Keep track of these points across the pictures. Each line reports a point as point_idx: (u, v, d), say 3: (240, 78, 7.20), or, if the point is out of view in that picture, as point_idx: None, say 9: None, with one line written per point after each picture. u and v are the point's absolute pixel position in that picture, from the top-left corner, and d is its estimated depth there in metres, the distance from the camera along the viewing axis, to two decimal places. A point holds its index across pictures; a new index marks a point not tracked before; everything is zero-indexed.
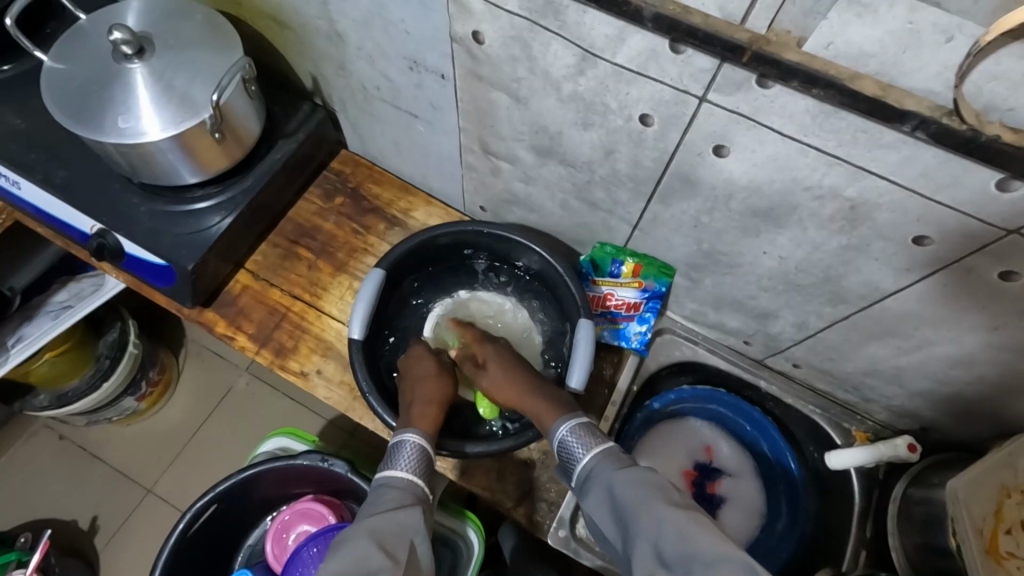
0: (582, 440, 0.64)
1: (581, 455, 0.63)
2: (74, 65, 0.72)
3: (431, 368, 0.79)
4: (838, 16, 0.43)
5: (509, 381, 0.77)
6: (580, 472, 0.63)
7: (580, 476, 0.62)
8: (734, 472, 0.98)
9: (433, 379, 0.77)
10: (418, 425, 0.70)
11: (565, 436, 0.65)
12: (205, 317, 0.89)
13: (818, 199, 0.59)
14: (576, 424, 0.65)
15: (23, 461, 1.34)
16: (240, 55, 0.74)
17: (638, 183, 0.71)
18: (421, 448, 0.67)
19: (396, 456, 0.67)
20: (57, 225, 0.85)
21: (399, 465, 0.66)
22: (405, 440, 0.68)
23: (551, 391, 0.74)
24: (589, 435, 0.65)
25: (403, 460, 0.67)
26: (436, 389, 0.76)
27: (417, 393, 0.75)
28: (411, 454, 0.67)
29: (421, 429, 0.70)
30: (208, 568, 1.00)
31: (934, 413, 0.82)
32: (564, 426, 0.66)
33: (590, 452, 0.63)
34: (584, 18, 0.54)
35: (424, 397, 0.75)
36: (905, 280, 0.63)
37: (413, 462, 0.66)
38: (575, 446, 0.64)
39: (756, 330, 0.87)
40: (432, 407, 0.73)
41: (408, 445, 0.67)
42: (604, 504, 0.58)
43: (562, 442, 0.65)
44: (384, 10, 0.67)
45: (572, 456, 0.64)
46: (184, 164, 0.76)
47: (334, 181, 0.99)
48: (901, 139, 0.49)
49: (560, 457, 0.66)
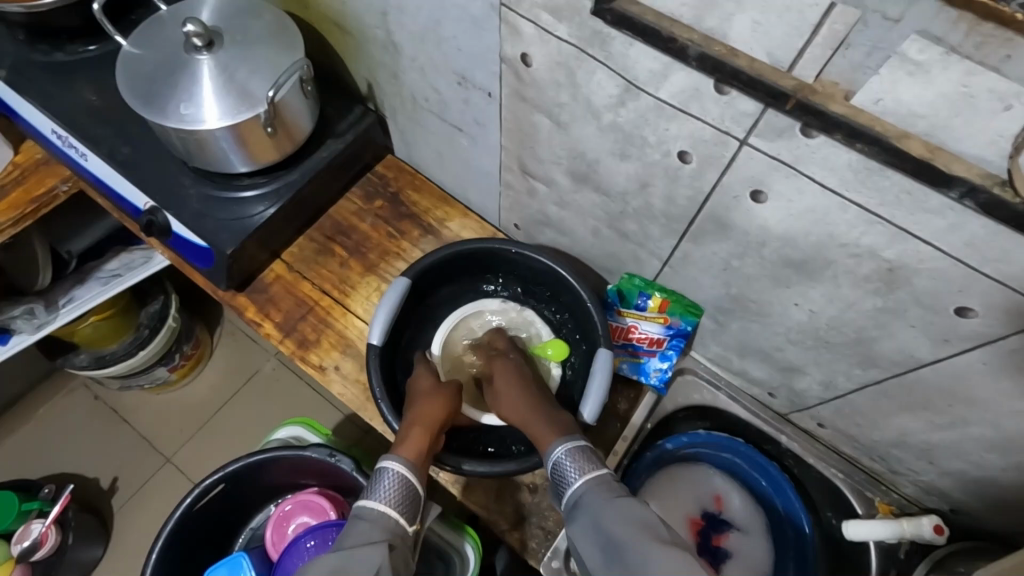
0: (576, 463, 0.62)
1: (573, 478, 0.61)
2: (148, 51, 0.77)
3: (428, 388, 0.78)
4: (889, 72, 0.42)
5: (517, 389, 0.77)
6: (570, 496, 0.61)
7: (569, 501, 0.60)
8: (744, 527, 0.93)
9: (433, 399, 0.76)
10: (400, 452, 0.67)
11: (560, 458, 0.63)
12: (237, 301, 0.92)
13: (855, 257, 0.57)
14: (572, 447, 0.63)
15: (58, 415, 1.41)
16: (300, 57, 0.77)
17: (671, 219, 0.70)
18: (401, 478, 0.64)
19: (374, 485, 0.64)
20: (114, 197, 0.90)
21: (376, 495, 0.63)
22: (385, 468, 0.65)
23: (554, 411, 0.72)
24: (586, 460, 0.62)
25: (382, 490, 0.63)
26: (436, 411, 0.74)
27: (415, 411, 0.73)
28: (390, 483, 0.64)
29: (405, 454, 0.67)
30: (207, 545, 1.02)
31: (965, 496, 0.77)
32: (560, 448, 0.64)
33: (582, 476, 0.61)
34: (630, 50, 0.54)
35: (419, 416, 0.72)
36: (943, 351, 0.60)
37: (391, 493, 0.63)
38: (569, 469, 0.62)
39: (781, 383, 0.84)
40: (418, 429, 0.70)
41: (389, 474, 0.64)
42: (590, 531, 0.55)
43: (556, 463, 0.63)
44: (438, 26, 0.69)
45: (563, 479, 0.62)
46: (236, 153, 0.80)
47: (376, 184, 1.01)
48: (947, 206, 0.47)
49: (552, 479, 0.64)
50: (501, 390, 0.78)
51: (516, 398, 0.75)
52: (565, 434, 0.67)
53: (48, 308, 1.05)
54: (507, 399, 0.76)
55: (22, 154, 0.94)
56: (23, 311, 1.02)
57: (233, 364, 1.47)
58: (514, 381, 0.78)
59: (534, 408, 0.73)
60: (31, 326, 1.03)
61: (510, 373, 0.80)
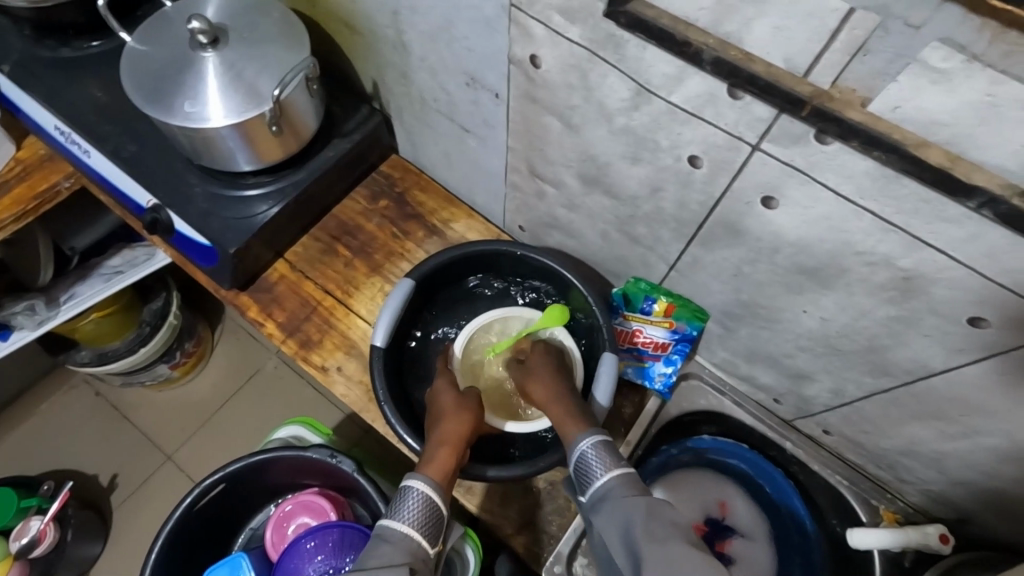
0: (603, 459, 0.62)
1: (597, 472, 0.61)
2: (153, 48, 0.76)
3: (450, 403, 0.75)
4: (910, 80, 0.41)
5: (543, 379, 0.76)
6: (594, 488, 0.60)
7: (594, 496, 0.60)
8: (748, 534, 0.92)
9: (459, 417, 0.73)
10: (426, 471, 0.65)
11: (586, 452, 0.63)
12: (241, 300, 0.91)
13: (869, 265, 0.56)
14: (598, 441, 0.63)
15: (58, 411, 1.40)
16: (306, 55, 0.76)
17: (681, 223, 0.70)
18: (426, 499, 0.63)
19: (399, 506, 0.63)
20: (117, 194, 0.89)
21: (400, 517, 0.62)
22: (410, 487, 0.63)
23: (578, 403, 0.72)
24: (610, 455, 0.62)
25: (406, 511, 0.62)
26: (463, 429, 0.71)
27: (439, 431, 0.71)
28: (415, 503, 0.62)
29: (431, 476, 0.65)
30: (209, 545, 1.02)
31: (974, 505, 0.76)
32: (584, 440, 0.64)
33: (609, 472, 0.60)
34: (644, 53, 0.54)
35: (446, 436, 0.70)
36: (956, 361, 0.59)
37: (416, 514, 0.62)
38: (593, 461, 0.62)
39: (788, 389, 0.83)
40: (447, 448, 0.68)
41: (413, 494, 0.63)
42: (614, 522, 0.56)
43: (581, 455, 0.63)
44: (448, 26, 0.69)
45: (588, 473, 0.62)
46: (241, 152, 0.79)
47: (382, 184, 1.01)
48: (966, 215, 0.46)
49: (576, 471, 0.63)
50: (535, 372, 0.78)
51: (545, 388, 0.75)
52: (587, 426, 0.67)
53: (48, 304, 1.04)
54: (536, 386, 0.76)
55: (25, 150, 0.94)
56: (24, 307, 1.02)
57: (235, 362, 1.46)
58: (548, 367, 0.78)
59: (563, 396, 0.73)
60: (32, 322, 1.02)
61: (548, 360, 0.80)
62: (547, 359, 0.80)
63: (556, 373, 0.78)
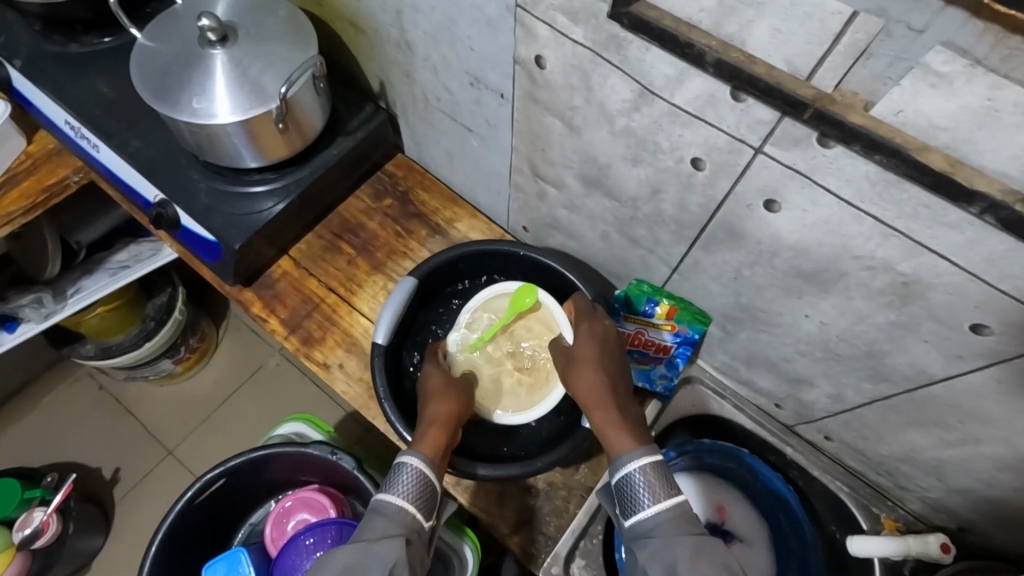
0: (652, 487, 0.59)
1: (646, 502, 0.58)
2: (163, 44, 0.77)
3: (439, 387, 0.75)
4: (910, 84, 0.41)
5: (594, 373, 0.70)
6: (637, 518, 0.58)
7: (640, 524, 0.58)
8: (746, 538, 0.91)
9: (446, 399, 0.73)
10: (419, 447, 0.66)
11: (634, 476, 0.60)
12: (244, 296, 0.92)
13: (869, 269, 0.56)
14: (650, 466, 0.60)
15: (62, 403, 1.41)
16: (313, 53, 0.77)
17: (682, 226, 0.70)
18: (419, 472, 0.63)
19: (393, 480, 0.63)
20: (124, 189, 0.90)
21: (394, 490, 0.62)
22: (404, 461, 0.63)
23: (628, 408, 0.68)
24: (661, 484, 0.59)
25: (401, 484, 0.62)
26: (451, 407, 0.72)
27: (429, 411, 0.71)
28: (409, 478, 0.62)
29: (423, 452, 0.65)
30: (208, 539, 1.02)
31: (974, 514, 0.76)
32: (634, 463, 0.60)
33: (658, 503, 0.58)
34: (646, 55, 0.54)
35: (437, 416, 0.70)
36: (956, 368, 0.59)
37: (410, 488, 0.62)
38: (641, 491, 0.59)
39: (788, 394, 0.83)
40: (438, 428, 0.69)
41: (407, 469, 0.63)
42: (661, 560, 0.54)
43: (628, 479, 0.60)
44: (453, 26, 0.69)
45: (635, 499, 0.59)
46: (247, 148, 0.80)
47: (386, 183, 1.01)
48: (966, 220, 0.46)
49: (620, 492, 0.61)
50: (581, 363, 0.72)
51: (596, 384, 0.69)
52: (638, 441, 0.64)
53: (55, 297, 1.05)
54: (585, 381, 0.70)
55: (35, 144, 0.95)
56: (30, 300, 1.03)
57: (239, 358, 1.47)
58: (595, 358, 0.72)
59: (609, 398, 0.68)
60: (38, 314, 1.03)
61: (597, 343, 0.73)
62: (606, 345, 0.73)
63: (610, 367, 0.71)
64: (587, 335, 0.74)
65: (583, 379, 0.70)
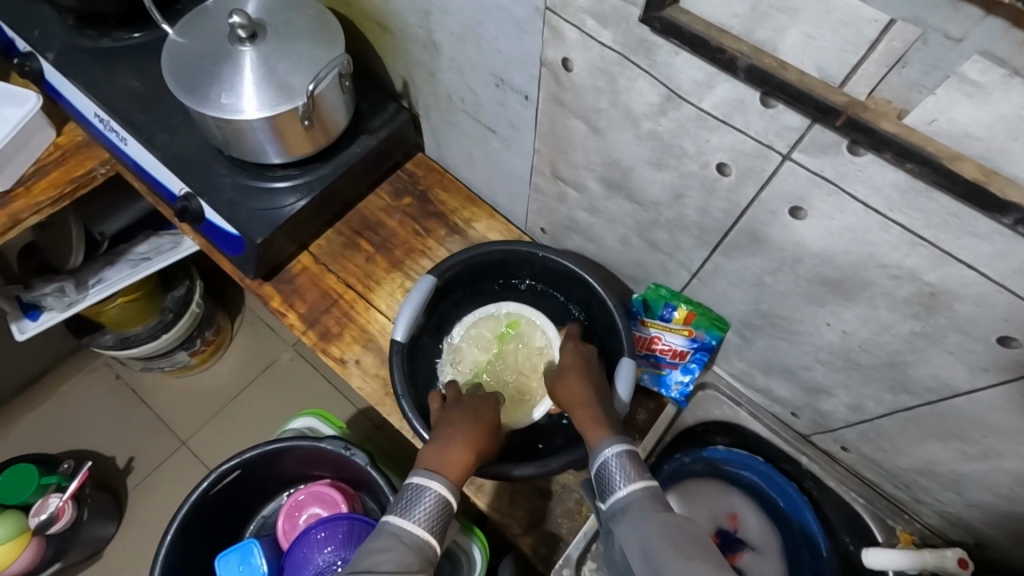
0: (625, 470, 0.61)
1: (619, 484, 0.60)
2: (193, 41, 0.78)
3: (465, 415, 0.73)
4: (945, 93, 0.41)
5: (576, 381, 0.74)
6: (614, 500, 0.60)
7: (616, 506, 0.60)
8: (759, 548, 0.92)
9: (470, 424, 0.72)
10: (444, 475, 0.65)
11: (609, 459, 0.62)
12: (263, 290, 0.93)
13: (895, 279, 0.56)
14: (622, 451, 0.62)
15: (80, 392, 1.43)
16: (340, 52, 0.78)
17: (704, 231, 0.70)
18: (440, 500, 0.63)
19: (412, 505, 0.62)
20: (150, 181, 0.91)
21: (413, 516, 0.61)
22: (426, 487, 0.63)
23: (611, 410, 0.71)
24: (632, 466, 0.61)
25: (419, 510, 0.62)
26: (475, 434, 0.70)
27: (454, 433, 0.70)
28: (430, 504, 0.62)
29: (448, 480, 0.65)
30: (220, 531, 1.03)
31: (993, 530, 0.75)
32: (609, 450, 0.63)
33: (631, 484, 0.60)
34: (675, 59, 0.54)
35: (460, 440, 0.69)
36: (980, 380, 0.58)
37: (429, 516, 0.62)
38: (615, 474, 0.61)
39: (806, 403, 0.82)
40: (463, 452, 0.67)
41: (429, 495, 0.63)
42: (633, 537, 0.56)
43: (604, 465, 0.62)
44: (480, 27, 0.70)
45: (610, 482, 0.61)
46: (272, 144, 0.81)
47: (405, 182, 1.02)
48: (998, 231, 0.46)
49: (597, 476, 0.63)
50: (564, 373, 0.76)
51: (578, 390, 0.73)
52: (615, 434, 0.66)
53: (77, 287, 1.07)
54: (567, 388, 0.74)
55: (64, 136, 0.96)
56: (53, 290, 1.05)
57: (254, 352, 1.49)
58: (580, 368, 0.77)
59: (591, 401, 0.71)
60: (61, 303, 1.06)
61: (583, 357, 0.78)
62: (588, 364, 0.78)
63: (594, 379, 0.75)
64: (571, 354, 0.79)
65: (565, 388, 0.75)
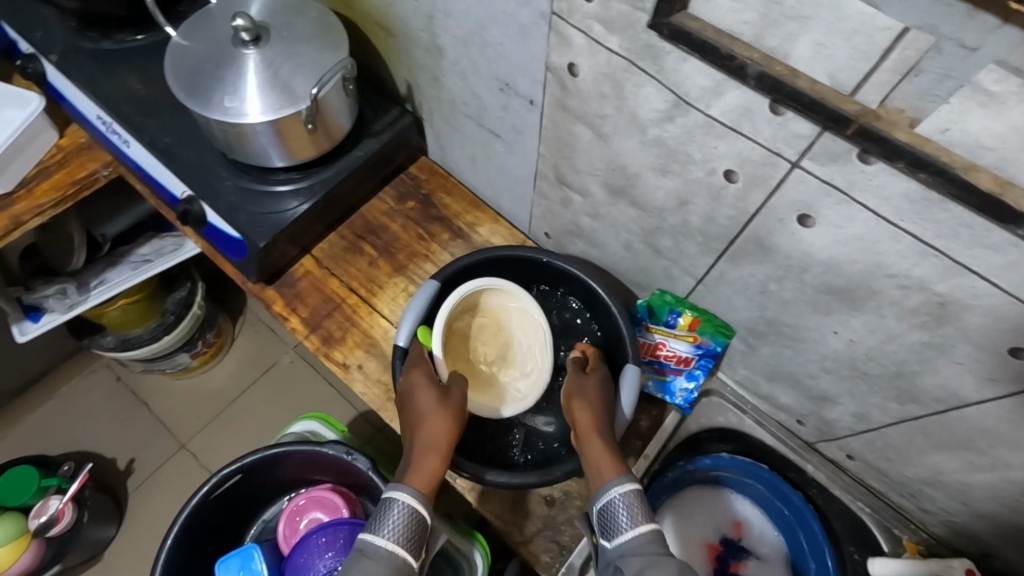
0: (632, 510, 0.60)
1: (624, 526, 0.59)
2: (196, 44, 0.78)
3: (432, 403, 0.73)
4: (960, 102, 0.41)
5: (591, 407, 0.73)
6: (617, 542, 0.58)
7: (619, 546, 0.58)
8: (764, 556, 0.91)
9: (442, 415, 0.72)
10: (412, 482, 0.65)
11: (616, 498, 0.61)
12: (266, 294, 0.92)
13: (903, 288, 0.55)
14: (630, 491, 0.61)
15: (81, 394, 1.43)
16: (344, 55, 0.77)
17: (709, 238, 0.69)
18: (410, 512, 0.62)
19: (380, 520, 0.62)
20: (152, 184, 0.91)
21: (382, 532, 0.61)
22: (393, 500, 0.63)
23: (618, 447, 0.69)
24: (640, 509, 0.60)
25: (389, 525, 0.61)
26: (443, 431, 0.71)
27: (422, 433, 0.70)
28: (398, 516, 0.61)
29: (415, 486, 0.65)
30: (221, 535, 1.03)
31: (1000, 541, 0.74)
32: (617, 489, 0.61)
33: (636, 527, 0.58)
34: (683, 65, 0.54)
35: (427, 442, 0.69)
36: (989, 391, 0.58)
37: (398, 529, 0.61)
38: (621, 515, 0.60)
39: (811, 411, 0.82)
40: (431, 457, 0.68)
41: (397, 507, 0.62)
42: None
43: (609, 502, 0.61)
44: (485, 31, 0.69)
45: (615, 522, 0.60)
46: (275, 148, 0.80)
47: (408, 185, 1.01)
48: (1011, 242, 0.45)
49: (600, 515, 0.61)
50: (581, 396, 0.75)
51: (590, 416, 0.72)
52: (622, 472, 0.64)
53: (79, 289, 1.06)
54: (581, 412, 0.73)
55: (66, 138, 0.96)
56: (55, 291, 1.05)
57: (254, 354, 1.48)
58: (598, 394, 0.75)
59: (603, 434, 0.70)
60: (62, 305, 1.05)
61: (603, 384, 0.77)
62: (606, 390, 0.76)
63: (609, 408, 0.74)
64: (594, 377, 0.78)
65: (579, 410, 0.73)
